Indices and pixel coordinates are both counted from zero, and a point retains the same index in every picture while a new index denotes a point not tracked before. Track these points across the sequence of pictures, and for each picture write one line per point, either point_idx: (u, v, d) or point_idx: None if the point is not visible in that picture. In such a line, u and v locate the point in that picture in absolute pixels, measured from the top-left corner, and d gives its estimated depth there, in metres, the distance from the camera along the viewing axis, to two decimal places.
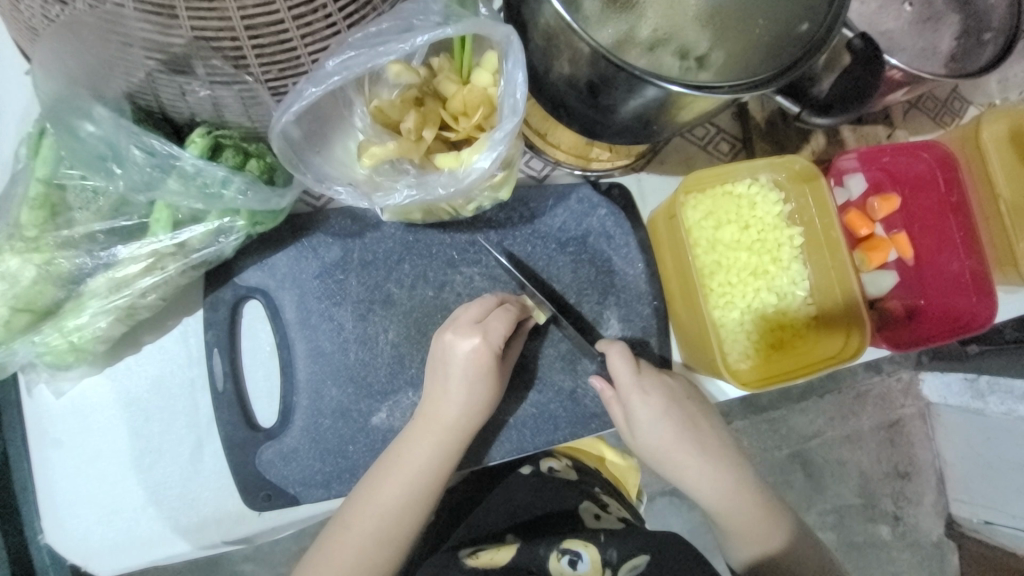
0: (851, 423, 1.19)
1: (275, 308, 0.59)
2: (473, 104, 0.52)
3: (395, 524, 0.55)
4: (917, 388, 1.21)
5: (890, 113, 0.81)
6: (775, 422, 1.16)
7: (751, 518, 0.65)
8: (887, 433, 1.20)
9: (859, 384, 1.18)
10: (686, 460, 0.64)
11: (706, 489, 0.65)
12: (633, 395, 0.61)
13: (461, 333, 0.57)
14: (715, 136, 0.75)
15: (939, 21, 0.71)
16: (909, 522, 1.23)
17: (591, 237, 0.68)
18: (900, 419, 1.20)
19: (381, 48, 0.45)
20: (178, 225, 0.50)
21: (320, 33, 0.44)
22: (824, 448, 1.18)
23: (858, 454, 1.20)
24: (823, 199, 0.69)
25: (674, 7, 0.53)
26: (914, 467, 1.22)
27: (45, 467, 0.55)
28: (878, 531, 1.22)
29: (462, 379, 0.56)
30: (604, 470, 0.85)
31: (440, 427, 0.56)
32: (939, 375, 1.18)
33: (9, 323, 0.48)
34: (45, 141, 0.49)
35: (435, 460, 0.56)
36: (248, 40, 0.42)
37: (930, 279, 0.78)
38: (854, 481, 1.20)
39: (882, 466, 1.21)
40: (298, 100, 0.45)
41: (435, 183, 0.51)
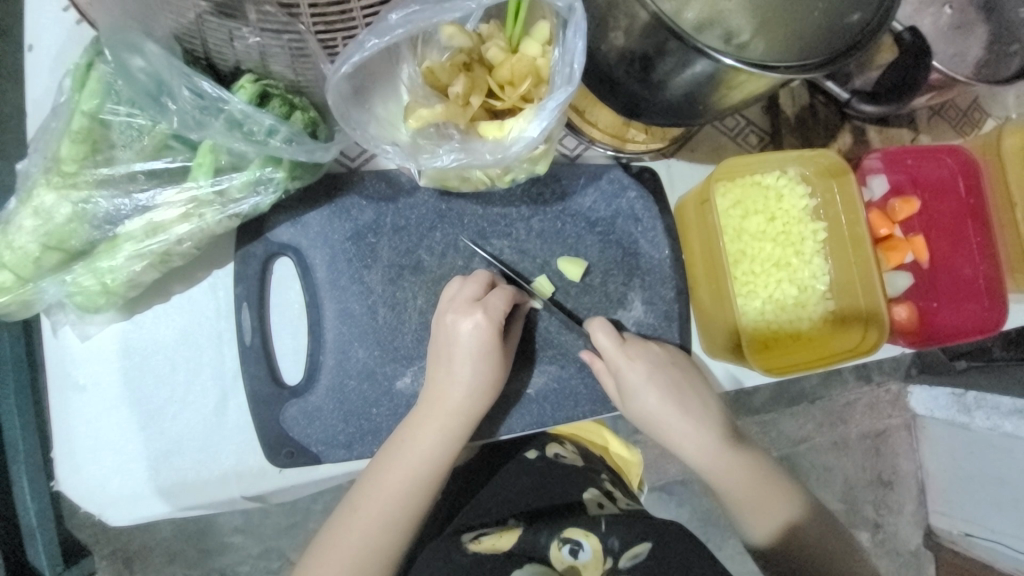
0: (839, 431, 1.21)
1: (306, 266, 0.58)
2: (520, 74, 0.52)
3: (413, 494, 0.55)
4: (905, 400, 1.23)
5: (915, 117, 0.83)
6: (766, 425, 1.17)
7: (747, 487, 0.65)
8: (872, 442, 1.23)
9: (846, 394, 1.20)
10: (673, 423, 0.64)
11: (699, 457, 0.65)
12: (619, 362, 0.62)
13: (461, 312, 0.56)
14: (744, 128, 0.76)
15: (971, 28, 0.73)
16: (888, 530, 1.26)
17: (620, 218, 0.69)
18: (887, 429, 1.23)
19: (445, 3, 0.46)
20: (219, 172, 0.50)
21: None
22: (812, 453, 1.20)
23: (844, 461, 1.22)
24: (851, 197, 0.70)
25: None
26: (897, 476, 1.25)
27: (65, 411, 0.54)
28: (858, 537, 1.24)
29: (472, 354, 0.56)
30: (608, 459, 0.85)
31: (447, 408, 0.56)
32: (928, 389, 1.19)
33: (40, 260, 0.48)
34: (92, 74, 0.47)
35: (444, 438, 0.56)
36: None
37: (943, 281, 0.80)
38: (838, 487, 1.23)
39: (867, 474, 1.24)
40: (359, 52, 0.45)
41: (481, 149, 0.51)
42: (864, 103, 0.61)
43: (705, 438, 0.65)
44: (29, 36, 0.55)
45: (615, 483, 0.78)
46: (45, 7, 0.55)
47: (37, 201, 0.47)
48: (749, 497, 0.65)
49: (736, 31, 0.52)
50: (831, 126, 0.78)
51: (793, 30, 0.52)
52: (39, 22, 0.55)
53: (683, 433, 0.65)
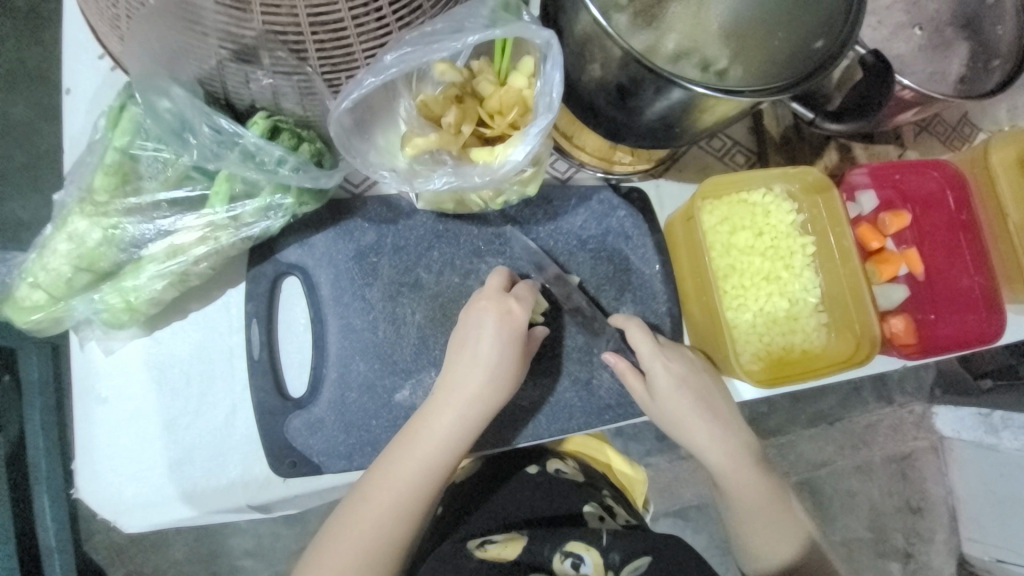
0: (862, 454, 1.22)
1: (312, 284, 0.63)
2: (508, 104, 0.57)
3: (428, 479, 0.57)
4: (930, 422, 1.24)
5: (901, 133, 0.85)
6: (783, 447, 1.19)
7: (759, 502, 0.67)
8: (898, 466, 1.23)
9: (867, 414, 1.22)
10: (697, 425, 0.67)
11: (719, 462, 0.68)
12: (655, 363, 0.65)
13: (490, 301, 0.61)
14: (730, 148, 0.80)
15: (949, 47, 0.75)
16: (920, 560, 1.24)
17: (610, 236, 0.72)
18: (912, 452, 1.23)
19: (434, 44, 0.51)
20: (233, 199, 0.55)
21: (373, 31, 0.49)
22: (833, 477, 1.21)
23: (868, 486, 1.22)
24: (834, 210, 0.73)
25: (697, 26, 0.58)
26: (926, 502, 1.24)
27: (87, 421, 0.58)
28: (889, 568, 1.23)
29: (496, 340, 0.60)
30: (612, 476, 0.86)
31: (469, 396, 0.59)
32: (952, 410, 1.20)
33: (72, 280, 0.54)
34: (125, 114, 0.53)
35: (464, 425, 0.58)
36: (310, 35, 0.47)
37: (941, 293, 0.79)
38: (865, 514, 1.22)
39: (893, 500, 1.23)
40: (357, 89, 0.50)
41: (471, 172, 0.55)
42: (828, 121, 0.60)
43: (730, 444, 0.68)
44: (68, 82, 0.62)
45: (617, 499, 0.79)
46: (84, 56, 0.62)
47: (72, 227, 0.53)
48: (760, 515, 0.67)
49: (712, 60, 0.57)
50: (816, 144, 0.81)
51: (765, 57, 0.56)
52: (78, 69, 0.62)
53: (705, 436, 0.67)
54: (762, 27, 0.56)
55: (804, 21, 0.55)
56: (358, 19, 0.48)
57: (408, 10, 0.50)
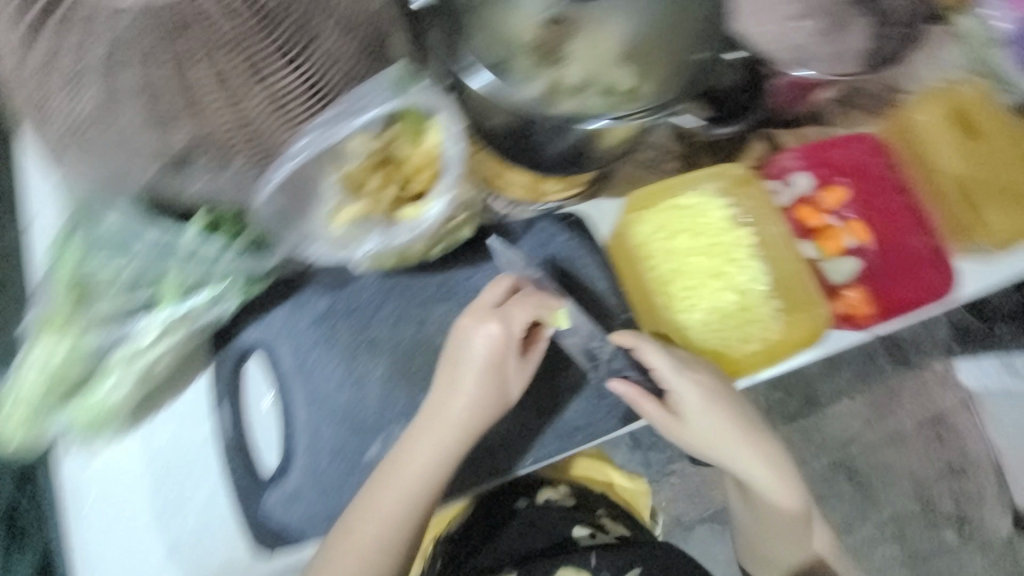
0: (890, 423, 1.30)
1: (274, 359, 0.66)
2: (425, 163, 0.61)
3: (410, 506, 0.60)
4: (953, 377, 1.29)
5: (821, 112, 0.87)
6: (808, 431, 1.28)
7: (766, 470, 0.75)
8: (932, 429, 1.30)
9: (889, 382, 1.29)
10: (716, 417, 0.70)
11: (727, 444, 0.73)
12: (673, 384, 0.67)
13: (479, 322, 0.62)
14: (659, 157, 0.83)
15: (850, 23, 0.77)
16: (973, 521, 1.31)
17: (555, 261, 0.74)
18: (942, 414, 1.30)
19: (340, 124, 0.56)
20: (184, 295, 0.59)
21: (292, 119, 0.57)
22: (866, 452, 1.30)
23: (904, 456, 1.30)
24: (757, 199, 0.78)
25: (595, 53, 0.63)
26: (969, 463, 1.30)
27: (78, 527, 0.61)
28: (944, 535, 1.30)
29: (476, 366, 0.61)
30: (613, 494, 0.88)
31: (451, 421, 0.60)
32: (973, 361, 1.26)
33: (45, 398, 0.58)
34: (74, 238, 0.59)
35: (447, 448, 0.60)
36: (236, 131, 0.55)
37: (894, 257, 0.80)
38: (909, 487, 1.31)
39: (934, 466, 1.30)
40: (279, 174, 0.56)
41: (398, 231, 0.60)
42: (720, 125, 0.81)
43: (731, 426, 0.72)
44: (31, 214, 0.68)
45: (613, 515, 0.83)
46: (41, 190, 0.68)
47: (41, 348, 0.57)
48: (774, 478, 0.76)
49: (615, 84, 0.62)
50: (739, 137, 0.84)
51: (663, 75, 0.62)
52: (37, 203, 0.68)
53: (700, 427, 0.71)
54: (645, 51, 0.62)
55: (672, 42, 0.63)
56: (275, 110, 0.55)
57: (318, 96, 0.57)
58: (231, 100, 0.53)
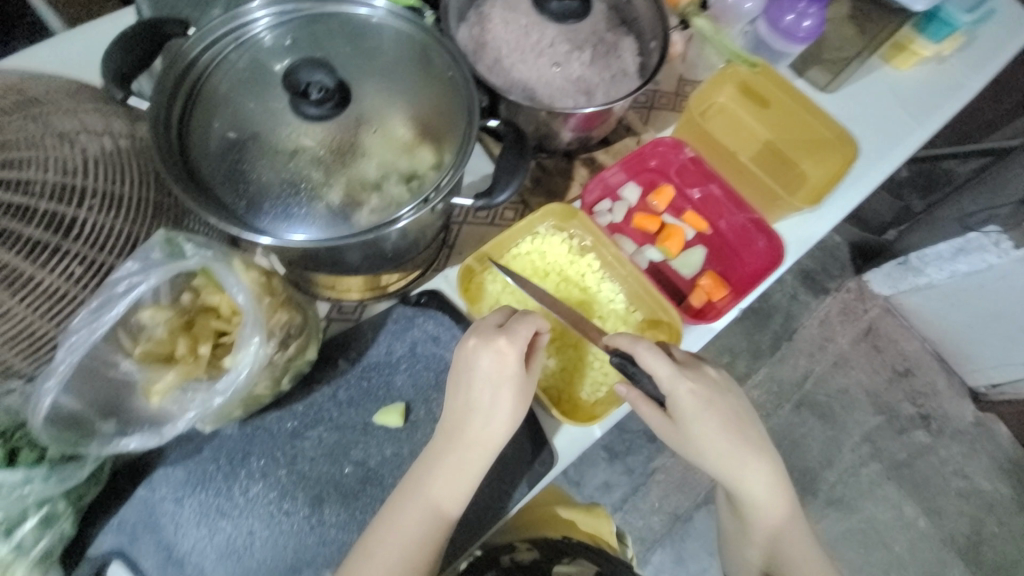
0: (834, 350, 1.49)
1: (136, 562, 0.61)
2: (233, 309, 0.59)
3: (406, 562, 0.61)
4: (869, 289, 1.53)
5: (632, 123, 0.95)
6: (764, 381, 1.46)
7: (735, 466, 0.70)
8: (868, 341, 1.50)
9: (817, 312, 1.51)
10: (682, 415, 0.68)
11: (710, 441, 0.69)
12: (678, 389, 0.67)
13: (484, 337, 0.63)
14: (497, 209, 0.85)
15: (615, 47, 0.83)
16: (938, 413, 1.48)
17: (419, 346, 0.74)
18: (872, 325, 1.51)
19: (97, 321, 0.52)
20: (9, 531, 0.54)
21: (60, 311, 0.55)
22: (820, 385, 1.48)
23: (853, 375, 1.48)
24: (589, 225, 0.79)
25: (388, 145, 0.64)
26: (910, 362, 1.50)
27: None
28: (916, 436, 1.45)
29: (485, 380, 0.63)
30: (577, 531, 0.98)
31: (485, 437, 0.63)
32: (878, 270, 1.46)
33: None
34: None
35: (458, 482, 0.62)
36: (7, 340, 0.54)
37: (730, 236, 0.86)
38: (867, 402, 1.47)
39: (883, 375, 1.49)
40: (51, 383, 0.52)
41: (217, 389, 0.56)
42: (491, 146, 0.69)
43: (697, 424, 0.68)
44: None
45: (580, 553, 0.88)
46: None
47: None
48: (737, 475, 0.70)
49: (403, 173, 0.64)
50: (562, 170, 0.88)
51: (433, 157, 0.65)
52: None
53: (661, 424, 0.71)
54: (408, 146, 0.65)
55: (437, 123, 0.66)
56: (44, 307, 0.54)
57: (89, 280, 0.56)
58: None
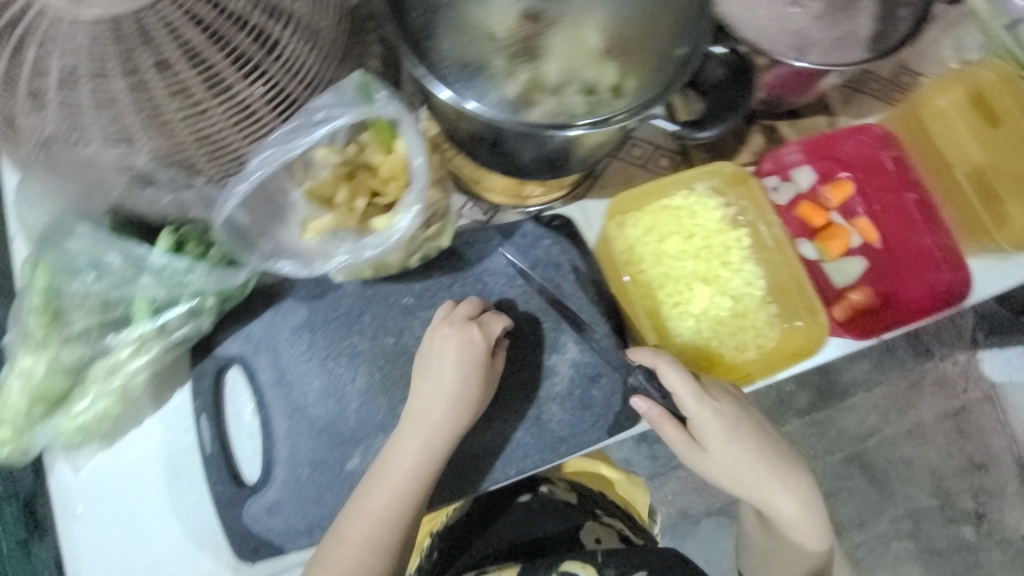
0: (909, 418, 1.23)
1: (252, 372, 0.65)
2: (397, 171, 0.58)
3: (386, 529, 0.59)
4: (978, 369, 1.23)
5: (829, 101, 0.82)
6: (823, 424, 1.20)
7: (763, 478, 0.68)
8: (954, 423, 1.24)
9: (909, 373, 1.22)
10: (716, 437, 0.65)
11: (739, 460, 0.67)
12: (704, 408, 0.64)
13: (455, 326, 0.63)
14: (652, 153, 0.79)
15: (855, 6, 0.72)
16: (992, 518, 1.26)
17: (539, 267, 0.72)
18: (965, 406, 1.24)
19: (292, 141, 0.52)
20: (157, 310, 0.58)
21: (252, 129, 0.56)
22: (881, 447, 1.23)
23: (925, 450, 1.24)
24: (757, 198, 0.72)
25: (575, 46, 0.57)
26: (990, 457, 1.25)
27: (69, 536, 0.62)
28: (961, 533, 1.25)
29: (456, 364, 0.62)
30: (610, 491, 0.96)
31: (431, 421, 0.61)
32: (999, 351, 1.22)
33: (29, 412, 0.57)
34: (42, 259, 0.57)
35: (403, 466, 0.60)
36: (195, 146, 0.55)
37: (902, 258, 0.76)
38: (927, 481, 1.24)
39: (956, 460, 1.25)
40: (233, 196, 0.53)
41: (367, 244, 0.57)
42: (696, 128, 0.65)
43: (727, 443, 0.66)
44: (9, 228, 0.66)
45: (610, 515, 0.90)
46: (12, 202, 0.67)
47: (21, 364, 0.57)
48: (769, 484, 0.68)
49: (594, 82, 0.57)
50: (738, 130, 0.80)
51: (640, 68, 0.57)
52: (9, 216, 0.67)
53: (691, 446, 0.67)
54: (611, 53, 0.57)
55: (658, 32, 0.57)
56: (234, 124, 0.55)
57: (278, 109, 0.57)
58: (188, 111, 0.52)
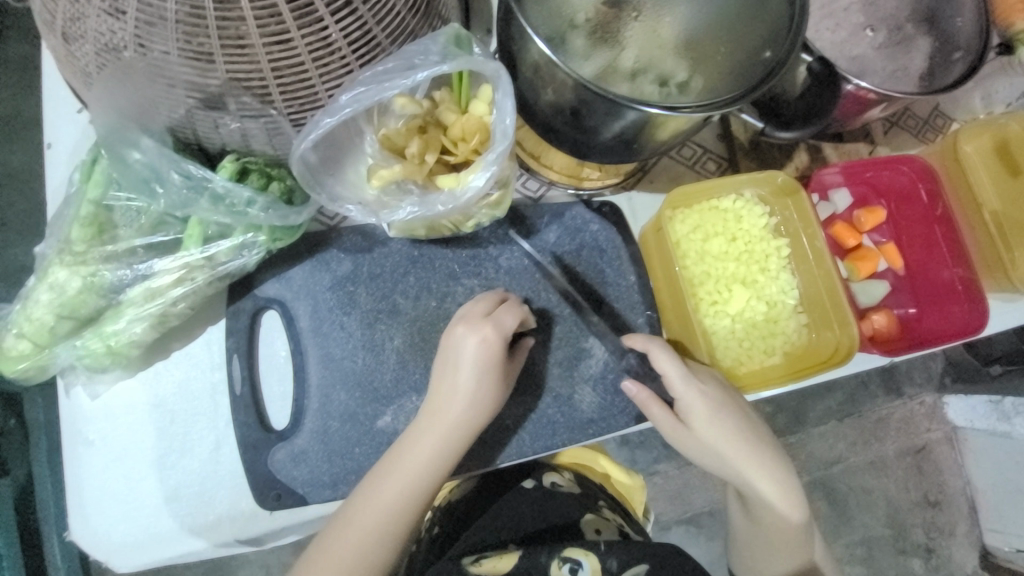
0: (874, 449, 1.20)
1: (290, 317, 0.64)
2: (470, 131, 0.58)
3: (396, 517, 0.57)
4: (942, 412, 1.23)
5: (871, 130, 0.86)
6: (794, 447, 1.18)
7: (747, 464, 0.67)
8: (913, 459, 1.22)
9: (878, 409, 1.20)
10: (700, 418, 0.64)
11: (724, 443, 0.66)
12: (686, 391, 0.63)
13: (472, 325, 0.59)
14: (701, 156, 0.80)
15: (909, 44, 0.76)
16: (942, 554, 1.22)
17: (585, 251, 0.72)
18: (926, 445, 1.22)
19: (387, 82, 0.51)
20: (208, 240, 0.57)
21: (334, 72, 0.52)
22: (847, 475, 1.20)
23: (885, 481, 1.21)
24: (806, 211, 0.73)
25: (656, 39, 0.58)
26: (944, 496, 1.23)
27: (74, 464, 0.59)
28: (910, 565, 1.21)
29: (473, 367, 0.58)
30: (609, 487, 0.86)
31: (450, 418, 0.58)
32: (963, 398, 1.20)
33: (55, 328, 0.55)
34: (97, 167, 0.56)
35: (418, 461, 0.57)
36: (273, 78, 0.50)
37: (922, 288, 0.80)
38: (883, 511, 1.21)
39: (911, 495, 1.22)
40: (315, 130, 0.52)
41: (436, 200, 0.57)
42: (778, 128, 0.62)
43: (712, 426, 0.65)
44: (51, 137, 0.66)
45: (613, 510, 0.79)
46: (63, 112, 0.66)
47: (53, 277, 0.55)
48: (752, 469, 0.67)
49: (669, 75, 0.58)
50: (787, 145, 0.82)
51: (717, 70, 0.57)
52: (58, 125, 0.66)
53: (677, 427, 0.66)
54: (692, 49, 0.58)
55: (748, 34, 0.57)
56: (315, 61, 0.51)
57: (362, 51, 0.53)
58: (270, 40, 0.48)
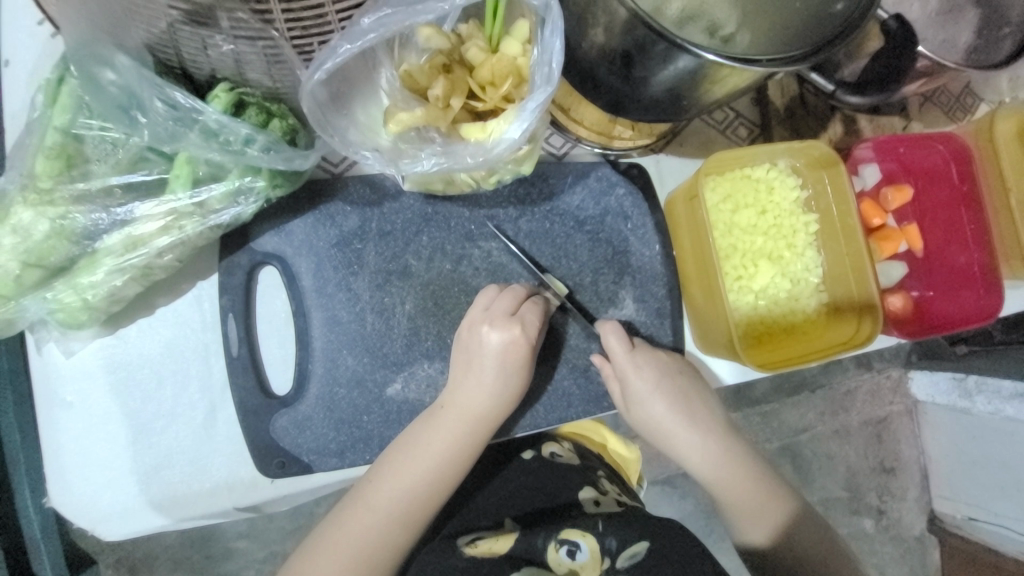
0: (840, 420, 1.21)
1: (292, 274, 0.58)
2: (501, 74, 0.51)
3: (410, 508, 0.55)
4: (906, 386, 1.23)
5: (906, 104, 0.81)
6: (767, 416, 1.17)
7: (701, 441, 0.65)
8: (875, 430, 1.23)
9: (848, 382, 1.20)
10: (642, 399, 0.63)
11: (673, 422, 0.64)
12: (629, 371, 0.62)
13: (496, 325, 0.56)
14: (733, 121, 0.75)
15: (965, 11, 0.70)
16: (892, 516, 1.26)
17: (609, 216, 0.67)
18: (888, 416, 1.23)
19: (418, 6, 0.45)
20: (197, 183, 0.50)
21: None
22: (814, 442, 1.20)
23: (846, 448, 1.22)
24: (840, 185, 0.69)
25: None
26: (900, 463, 1.25)
27: (53, 425, 0.55)
28: (861, 524, 1.25)
29: (496, 366, 0.56)
30: (607, 457, 0.79)
31: (471, 414, 0.57)
32: (927, 374, 1.19)
33: (20, 278, 0.48)
34: (64, 89, 0.48)
35: (431, 457, 0.55)
36: None
37: (939, 270, 0.79)
38: (842, 475, 1.23)
39: (869, 461, 1.24)
40: (332, 57, 0.44)
41: (463, 152, 0.50)
42: (850, 94, 0.57)
43: (658, 407, 0.63)
44: (6, 52, 0.57)
45: (612, 479, 0.73)
46: (20, 22, 0.57)
47: (14, 218, 0.48)
48: (705, 445, 0.65)
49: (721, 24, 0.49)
50: (823, 113, 0.77)
51: (779, 19, 0.49)
52: (15, 38, 0.57)
53: (636, 409, 0.64)
54: None
55: None
56: None
57: None
58: None
